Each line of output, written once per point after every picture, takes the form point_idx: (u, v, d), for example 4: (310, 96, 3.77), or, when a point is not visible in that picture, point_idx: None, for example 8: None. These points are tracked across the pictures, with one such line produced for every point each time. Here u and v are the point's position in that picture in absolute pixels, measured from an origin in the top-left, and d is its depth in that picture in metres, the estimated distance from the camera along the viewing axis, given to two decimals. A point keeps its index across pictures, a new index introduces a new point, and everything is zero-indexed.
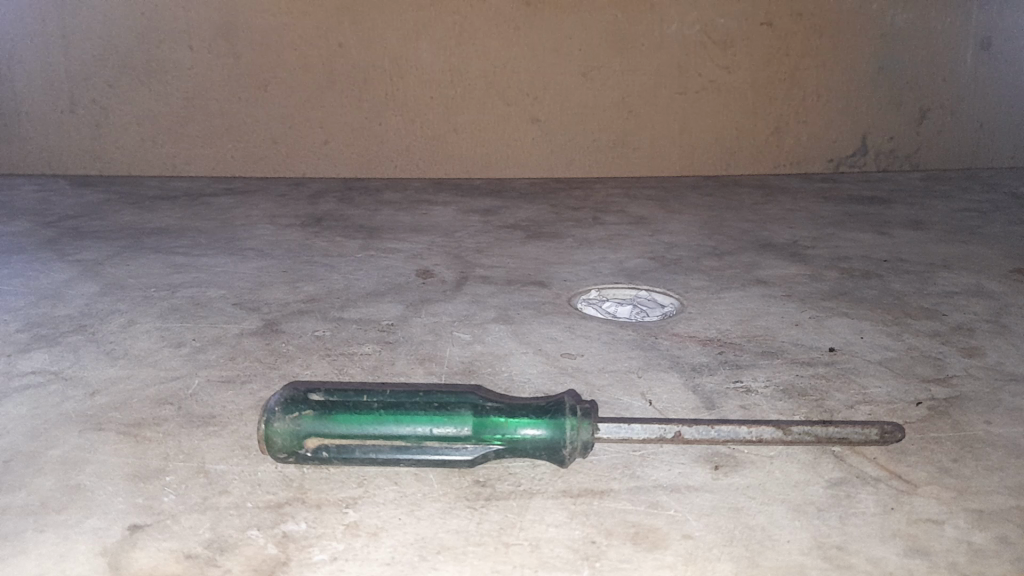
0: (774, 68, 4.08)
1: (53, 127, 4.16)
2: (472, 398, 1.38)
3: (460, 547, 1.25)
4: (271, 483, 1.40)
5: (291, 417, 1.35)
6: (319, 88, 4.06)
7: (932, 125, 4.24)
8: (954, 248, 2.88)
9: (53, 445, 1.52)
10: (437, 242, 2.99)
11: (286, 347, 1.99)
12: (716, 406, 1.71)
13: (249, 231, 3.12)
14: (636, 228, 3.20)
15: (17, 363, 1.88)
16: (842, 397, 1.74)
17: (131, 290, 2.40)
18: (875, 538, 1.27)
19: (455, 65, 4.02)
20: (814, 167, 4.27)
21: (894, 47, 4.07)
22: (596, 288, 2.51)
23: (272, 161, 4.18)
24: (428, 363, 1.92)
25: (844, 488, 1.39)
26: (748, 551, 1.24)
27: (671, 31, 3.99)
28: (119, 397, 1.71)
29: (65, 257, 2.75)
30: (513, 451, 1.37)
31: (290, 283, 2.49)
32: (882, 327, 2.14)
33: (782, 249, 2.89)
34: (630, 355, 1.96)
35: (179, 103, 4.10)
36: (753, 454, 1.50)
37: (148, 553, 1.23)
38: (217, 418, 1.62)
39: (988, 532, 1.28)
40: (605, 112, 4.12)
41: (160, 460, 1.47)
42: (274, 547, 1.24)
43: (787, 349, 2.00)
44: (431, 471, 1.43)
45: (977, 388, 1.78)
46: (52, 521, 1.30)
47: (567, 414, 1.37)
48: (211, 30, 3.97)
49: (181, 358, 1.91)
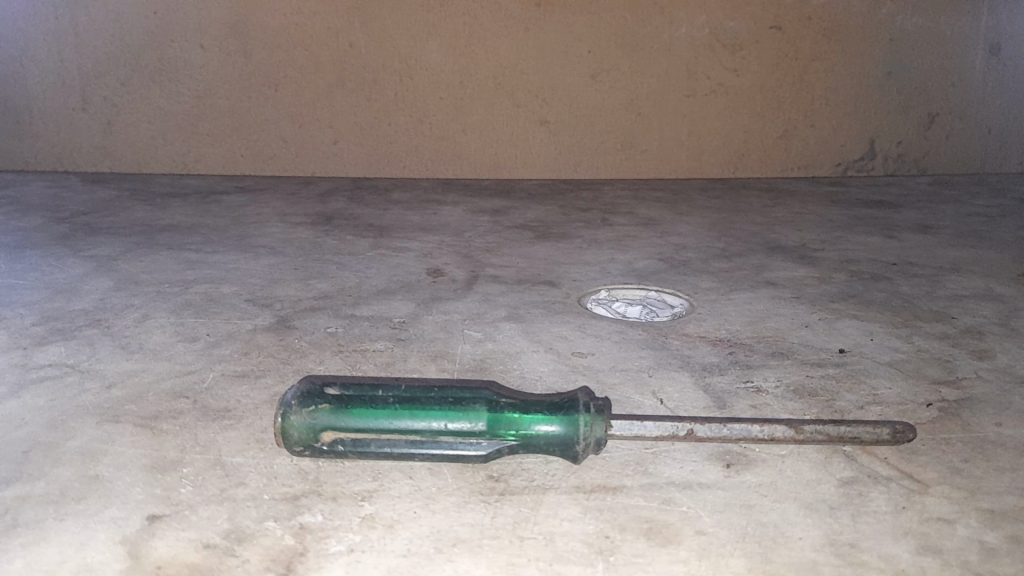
0: (782, 71, 4.09)
1: (64, 125, 4.19)
2: (486, 394, 1.39)
3: (475, 539, 1.26)
4: (287, 475, 1.41)
5: (308, 410, 1.36)
6: (329, 88, 4.08)
7: (940, 130, 4.25)
8: (963, 252, 2.89)
9: (71, 436, 1.54)
10: (447, 242, 3.01)
11: (300, 343, 2.00)
12: (727, 406, 1.72)
13: (259, 229, 3.14)
14: (645, 229, 3.21)
15: (34, 356, 1.90)
16: (852, 398, 1.75)
17: (144, 285, 2.42)
18: (887, 536, 1.28)
19: (465, 66, 4.04)
20: (822, 170, 4.28)
21: (903, 52, 4.08)
22: (606, 288, 2.53)
23: (282, 159, 4.21)
24: (441, 360, 1.93)
25: (856, 487, 1.40)
26: (762, 547, 1.25)
27: (680, 34, 4.00)
28: (136, 390, 1.73)
29: (78, 253, 2.77)
30: (527, 447, 1.38)
31: (302, 280, 2.50)
32: (892, 330, 2.15)
33: (791, 251, 2.90)
34: (641, 354, 1.97)
35: (189, 102, 4.12)
36: (764, 452, 1.51)
37: (168, 542, 1.24)
38: (233, 412, 1.64)
39: (999, 532, 1.29)
40: (613, 114, 4.14)
41: (177, 451, 1.49)
42: (292, 538, 1.25)
43: (797, 350, 2.01)
44: (445, 466, 1.44)
45: (987, 390, 1.78)
46: (72, 510, 1.32)
47: (581, 411, 1.38)
48: (222, 29, 3.99)
49: (195, 352, 1.93)
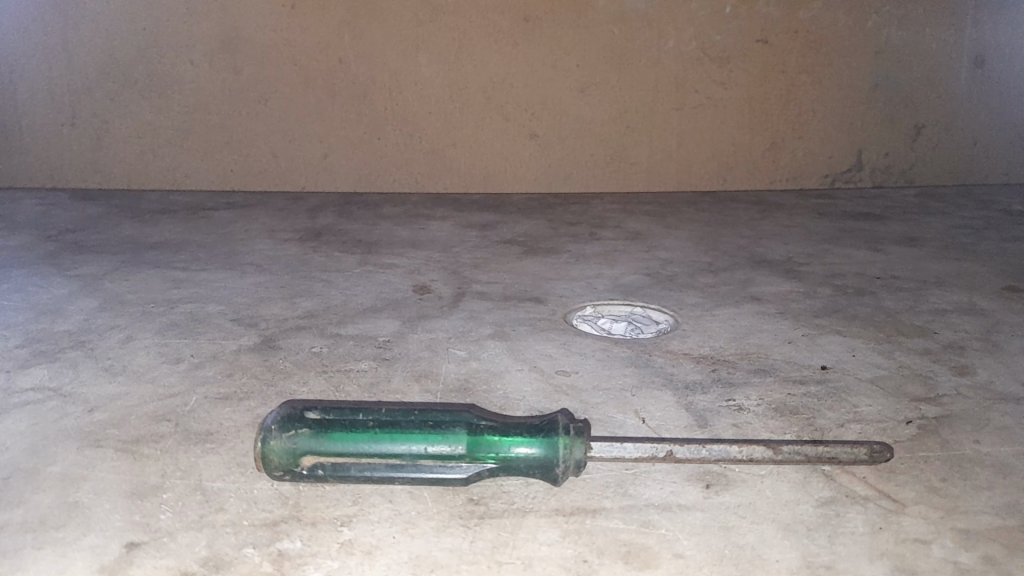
0: (769, 84, 4.12)
1: (53, 141, 4.19)
2: (467, 417, 1.40)
3: (454, 565, 1.26)
4: (267, 500, 1.41)
5: (288, 435, 1.36)
6: (319, 103, 4.09)
7: (926, 142, 4.29)
8: (947, 266, 2.90)
9: (52, 462, 1.54)
10: (434, 257, 3.02)
11: (284, 363, 2.01)
12: (709, 425, 1.72)
13: (247, 246, 3.14)
14: (632, 244, 3.22)
15: (17, 379, 1.90)
16: (833, 416, 1.76)
17: (130, 305, 2.42)
18: (862, 557, 1.29)
19: (455, 80, 4.06)
20: (809, 182, 4.30)
21: (889, 65, 4.12)
22: (592, 304, 2.54)
23: (272, 174, 4.22)
24: (424, 380, 1.93)
25: (834, 507, 1.41)
26: (738, 570, 1.26)
27: (667, 48, 4.03)
28: (118, 414, 1.73)
29: (64, 272, 2.77)
30: (508, 470, 1.38)
31: (289, 299, 2.51)
32: (874, 345, 2.16)
33: (777, 266, 2.91)
34: (624, 372, 1.98)
35: (180, 118, 4.13)
36: (744, 472, 1.52)
37: (146, 571, 1.24)
38: (215, 435, 1.64)
39: (974, 551, 1.30)
40: (602, 128, 4.16)
41: (157, 477, 1.49)
42: (270, 565, 1.26)
43: (780, 367, 2.02)
44: (426, 489, 1.45)
45: (968, 407, 1.79)
46: (50, 538, 1.32)
47: (560, 433, 1.38)
48: (212, 45, 4.00)
49: (179, 373, 1.93)
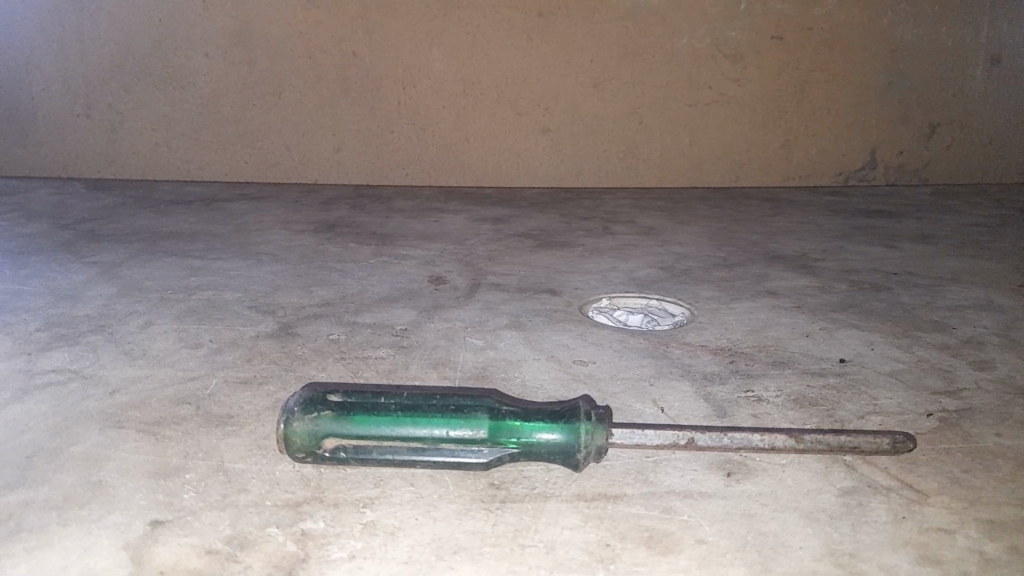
0: (783, 81, 4.11)
1: (68, 132, 4.21)
2: (488, 402, 1.40)
3: (476, 547, 1.26)
4: (289, 481, 1.42)
5: (310, 417, 1.36)
6: (333, 97, 4.10)
7: (941, 140, 4.27)
8: (963, 263, 2.89)
9: (75, 442, 1.55)
10: (449, 250, 3.02)
11: (302, 350, 2.01)
12: (728, 415, 1.72)
13: (262, 237, 3.15)
14: (646, 238, 3.22)
15: (37, 362, 1.91)
16: (853, 407, 1.76)
17: (148, 292, 2.43)
18: (887, 546, 1.28)
19: (468, 74, 4.06)
20: (822, 179, 4.29)
21: (904, 63, 4.10)
22: (607, 296, 2.54)
23: (285, 166, 4.23)
24: (442, 368, 1.93)
25: (856, 497, 1.41)
26: (761, 556, 1.25)
27: (681, 44, 4.02)
28: (139, 397, 1.73)
29: (82, 260, 2.78)
30: (529, 455, 1.38)
31: (305, 287, 2.51)
32: (892, 340, 2.15)
33: (792, 261, 2.91)
34: (642, 362, 1.98)
35: (193, 110, 4.14)
36: (764, 461, 1.51)
37: (169, 548, 1.25)
38: (235, 419, 1.64)
39: (1000, 542, 1.29)
40: (615, 123, 4.16)
41: (180, 458, 1.50)
42: (293, 545, 1.26)
43: (798, 360, 2.02)
44: (447, 474, 1.45)
45: (989, 401, 1.79)
46: (75, 515, 1.32)
47: (581, 419, 1.38)
48: (227, 37, 4.01)
49: (198, 359, 1.94)
